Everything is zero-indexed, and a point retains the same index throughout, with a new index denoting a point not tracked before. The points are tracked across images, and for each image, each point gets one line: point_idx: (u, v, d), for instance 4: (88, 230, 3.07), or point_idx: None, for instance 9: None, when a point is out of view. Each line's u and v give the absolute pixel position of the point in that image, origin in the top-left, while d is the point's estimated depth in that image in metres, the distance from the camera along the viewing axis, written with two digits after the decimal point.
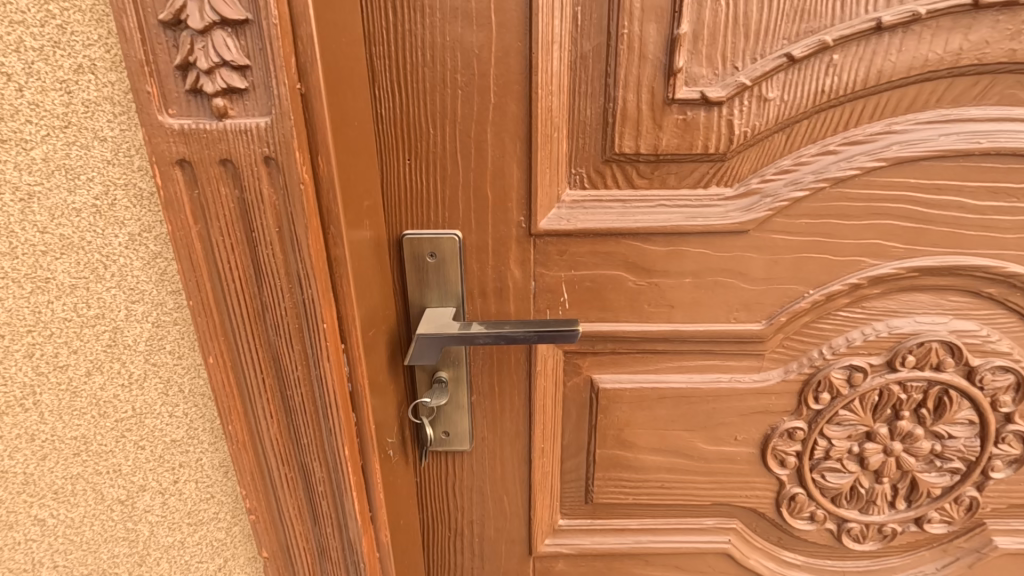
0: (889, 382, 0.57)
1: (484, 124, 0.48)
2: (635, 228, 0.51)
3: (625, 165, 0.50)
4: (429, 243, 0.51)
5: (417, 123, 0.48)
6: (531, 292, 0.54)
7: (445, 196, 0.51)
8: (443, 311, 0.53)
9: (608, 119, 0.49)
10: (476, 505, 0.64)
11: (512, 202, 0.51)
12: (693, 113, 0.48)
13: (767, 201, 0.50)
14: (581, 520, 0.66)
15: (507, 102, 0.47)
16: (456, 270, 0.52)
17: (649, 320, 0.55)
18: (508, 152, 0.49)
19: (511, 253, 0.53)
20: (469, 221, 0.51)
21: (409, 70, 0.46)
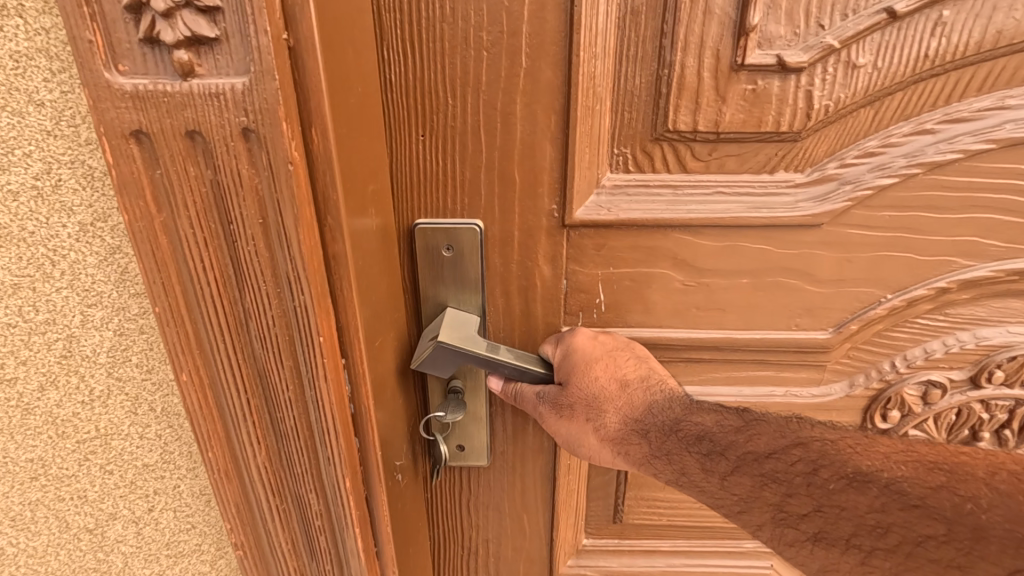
0: (971, 400, 0.49)
1: (513, 92, 0.40)
2: (687, 219, 0.44)
3: (678, 144, 0.43)
4: (444, 234, 0.44)
5: (435, 92, 0.40)
6: (561, 293, 0.47)
7: (464, 179, 0.43)
8: (462, 314, 0.45)
9: (662, 89, 0.41)
10: (492, 522, 0.58)
11: (544, 186, 0.43)
12: (764, 82, 0.40)
13: (847, 189, 0.42)
14: (607, 541, 0.60)
15: (542, 66, 0.39)
16: (475, 264, 0.45)
17: (696, 326, 0.48)
18: (541, 126, 0.41)
19: (540, 247, 0.45)
20: (492, 209, 0.44)
21: (424, 26, 0.38)
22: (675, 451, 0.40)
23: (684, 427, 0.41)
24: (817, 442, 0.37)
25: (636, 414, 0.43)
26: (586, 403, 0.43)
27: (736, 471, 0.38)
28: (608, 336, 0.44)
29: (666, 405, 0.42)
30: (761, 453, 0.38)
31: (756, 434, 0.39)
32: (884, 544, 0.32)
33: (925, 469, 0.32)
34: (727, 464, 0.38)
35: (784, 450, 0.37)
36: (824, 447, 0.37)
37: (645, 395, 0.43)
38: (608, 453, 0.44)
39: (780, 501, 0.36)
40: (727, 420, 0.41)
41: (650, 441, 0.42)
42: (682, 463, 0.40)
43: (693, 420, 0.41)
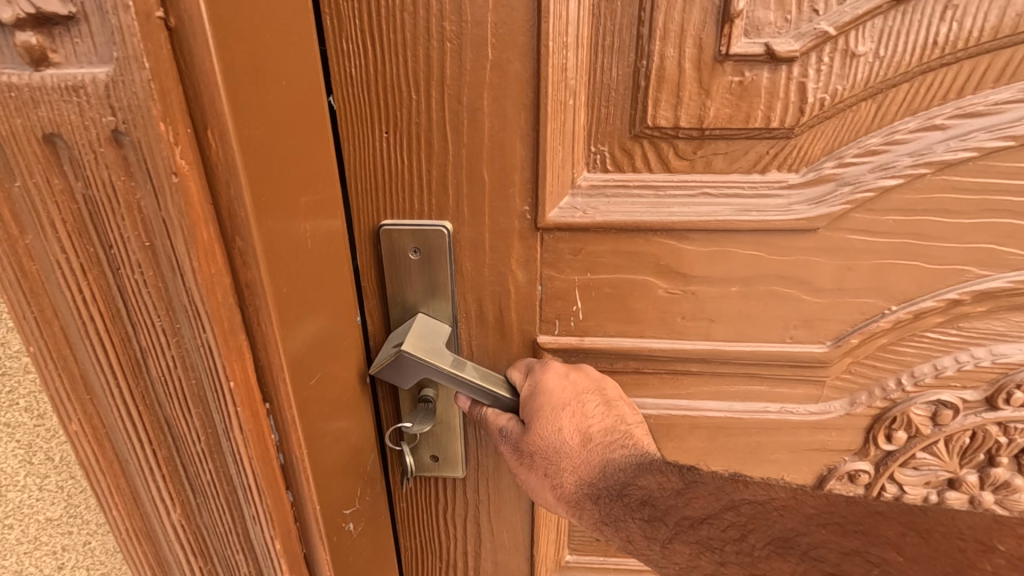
0: (987, 421, 0.45)
1: (478, 87, 0.38)
2: (670, 223, 0.41)
3: (660, 141, 0.39)
4: (412, 236, 0.42)
5: (397, 88, 0.38)
6: (537, 299, 0.44)
7: (429, 180, 0.41)
8: (431, 324, 0.43)
9: (640, 81, 0.38)
10: (471, 536, 0.56)
11: (515, 186, 0.40)
12: (752, 73, 0.36)
13: (845, 191, 0.39)
14: (592, 557, 0.58)
15: (509, 58, 0.37)
16: (444, 269, 0.43)
17: (682, 337, 0.45)
18: (510, 122, 0.38)
19: (513, 250, 0.43)
20: (461, 210, 0.42)
21: (382, 18, 0.36)
22: (620, 517, 0.39)
23: (630, 491, 0.39)
24: (749, 505, 0.36)
25: (592, 476, 0.41)
26: (546, 458, 0.41)
27: (675, 539, 0.37)
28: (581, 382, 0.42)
29: (623, 469, 0.40)
30: (696, 518, 0.37)
31: (693, 497, 0.38)
32: None
33: (840, 532, 0.32)
34: (666, 529, 0.37)
35: (718, 515, 0.36)
36: (755, 511, 0.36)
37: (604, 455, 0.41)
38: (562, 511, 0.42)
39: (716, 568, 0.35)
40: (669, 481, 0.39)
41: (599, 505, 0.40)
42: (627, 529, 0.39)
43: (639, 483, 0.39)
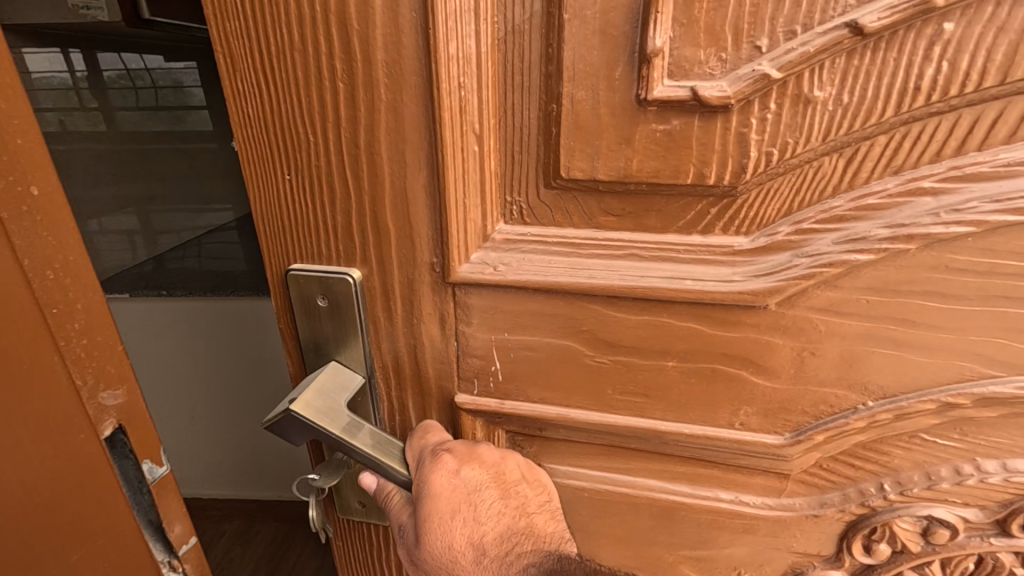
0: (995, 548, 0.36)
1: (375, 131, 0.34)
2: (591, 287, 0.35)
3: (581, 193, 0.34)
4: (318, 283, 0.39)
5: (293, 129, 0.35)
6: (453, 356, 0.40)
7: (333, 226, 0.38)
8: (338, 376, 0.41)
9: (552, 127, 0.32)
10: None
11: (421, 239, 0.37)
12: (682, 120, 0.30)
13: (803, 263, 0.32)
14: None
15: (403, 100, 0.33)
16: (354, 317, 0.40)
17: (613, 410, 0.39)
18: (411, 170, 0.35)
19: (425, 304, 0.39)
20: (368, 259, 0.38)
21: (272, 56, 0.34)
22: None
23: None
24: None
25: None
26: (441, 571, 0.40)
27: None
28: (477, 479, 0.39)
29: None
30: None
31: None
32: None
33: None
34: None
35: None
36: None
37: (501, 564, 0.40)
38: None
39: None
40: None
41: None
42: None
43: None
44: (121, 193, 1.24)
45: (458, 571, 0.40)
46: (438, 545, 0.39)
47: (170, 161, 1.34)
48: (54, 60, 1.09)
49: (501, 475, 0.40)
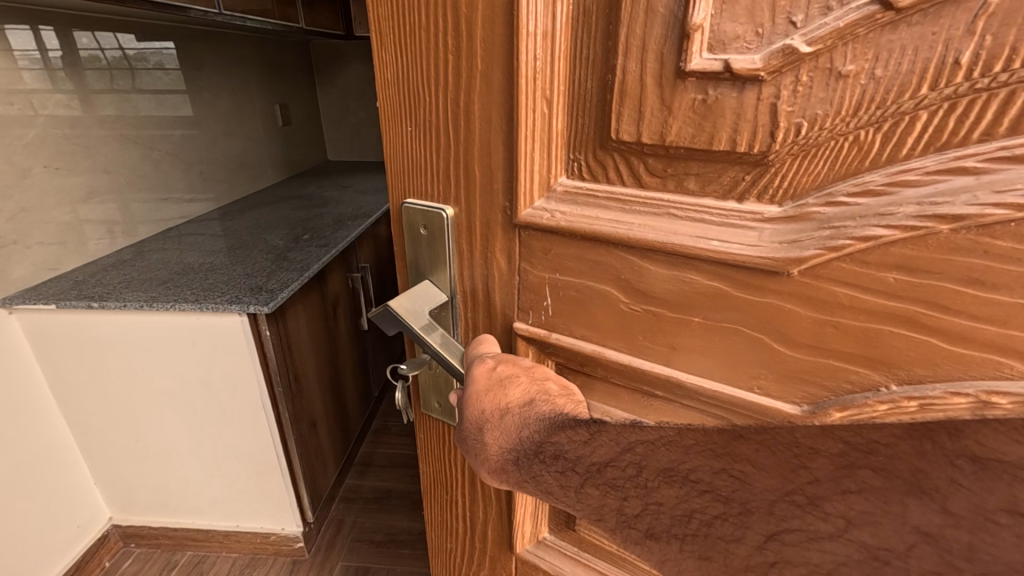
0: None
1: (471, 92, 0.42)
2: (629, 238, 0.39)
3: (630, 156, 0.38)
4: (422, 215, 0.50)
5: (415, 90, 0.45)
6: (516, 288, 0.48)
7: (435, 170, 0.48)
8: (429, 290, 0.51)
9: (607, 94, 0.37)
10: (466, 489, 0.58)
11: (497, 184, 0.44)
12: (717, 92, 0.33)
13: (827, 234, 0.33)
14: (568, 545, 0.55)
15: (492, 68, 0.40)
16: (443, 245, 0.50)
17: (642, 356, 0.43)
18: (493, 125, 0.42)
19: (497, 241, 0.47)
20: (459, 198, 0.47)
21: (405, 32, 0.44)
22: (539, 474, 0.40)
23: (544, 449, 0.40)
24: (643, 447, 0.35)
25: (511, 443, 0.42)
26: (474, 434, 0.44)
27: (586, 484, 0.38)
28: (506, 368, 0.44)
29: (536, 430, 0.41)
30: (601, 463, 0.37)
31: (598, 443, 0.38)
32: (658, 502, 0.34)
33: None
34: (579, 478, 0.38)
35: (618, 458, 0.36)
36: (646, 450, 0.35)
37: (520, 421, 0.42)
38: (491, 479, 0.44)
39: (618, 505, 0.36)
40: (577, 432, 0.39)
41: (521, 469, 0.41)
42: (545, 482, 0.40)
43: (552, 441, 0.40)
44: (26, 195, 1.31)
45: (488, 438, 0.43)
46: (473, 417, 0.43)
47: (121, 146, 1.60)
48: (27, 38, 1.32)
49: (536, 364, 0.45)
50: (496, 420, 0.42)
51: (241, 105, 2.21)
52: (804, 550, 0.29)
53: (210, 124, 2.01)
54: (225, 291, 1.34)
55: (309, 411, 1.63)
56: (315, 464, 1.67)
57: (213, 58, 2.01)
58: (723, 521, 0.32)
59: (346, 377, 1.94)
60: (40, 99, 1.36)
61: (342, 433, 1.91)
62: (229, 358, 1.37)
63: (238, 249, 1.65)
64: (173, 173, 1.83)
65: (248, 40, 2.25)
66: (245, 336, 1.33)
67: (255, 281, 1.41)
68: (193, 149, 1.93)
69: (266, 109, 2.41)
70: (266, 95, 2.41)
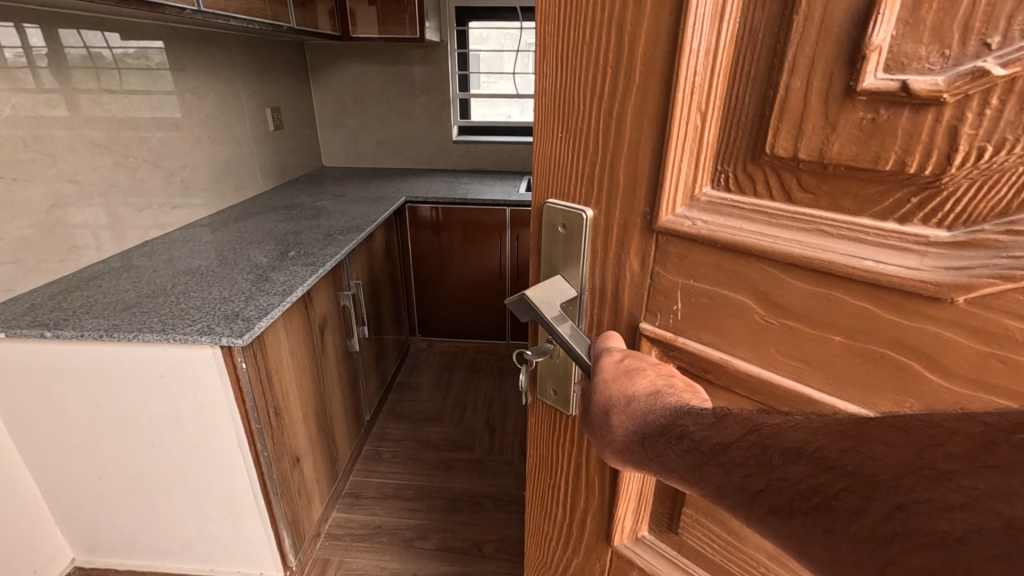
0: None
1: (626, 103, 0.45)
2: (771, 249, 0.40)
3: (783, 171, 0.39)
4: (562, 215, 0.53)
5: (570, 99, 0.49)
6: (646, 289, 0.49)
7: (579, 174, 0.51)
8: (562, 283, 0.55)
9: (765, 110, 0.38)
10: (570, 475, 0.61)
11: (640, 191, 0.46)
12: (889, 112, 0.33)
13: (1003, 263, 0.30)
14: (666, 547, 0.55)
15: (650, 82, 0.42)
16: (579, 244, 0.53)
17: (772, 368, 0.43)
18: (642, 136, 0.44)
19: (633, 244, 0.49)
20: (599, 202, 0.50)
21: (569, 45, 0.47)
22: (664, 451, 0.41)
23: (670, 429, 0.41)
24: (771, 427, 0.35)
25: (636, 425, 0.44)
26: (601, 416, 0.47)
27: (709, 462, 0.37)
28: (635, 360, 0.48)
29: (661, 414, 0.43)
30: (723, 443, 0.37)
31: (725, 425, 0.38)
32: (788, 483, 0.32)
33: None
34: (702, 457, 0.38)
35: (742, 437, 0.36)
36: (775, 431, 0.34)
37: (647, 405, 0.44)
38: (616, 458, 0.47)
39: (743, 484, 0.35)
40: (704, 416, 0.40)
41: (645, 448, 0.43)
42: (668, 459, 0.40)
43: (678, 423, 0.41)
44: None
45: (613, 421, 0.46)
46: (603, 401, 0.47)
47: (92, 153, 1.65)
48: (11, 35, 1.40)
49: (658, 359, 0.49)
50: (623, 406, 0.45)
51: (228, 105, 2.33)
52: (937, 520, 0.26)
53: (195, 128, 2.12)
54: (196, 321, 1.34)
55: (292, 447, 1.64)
56: (295, 500, 1.68)
57: (201, 59, 2.14)
58: (851, 495, 0.29)
59: (332, 405, 1.96)
60: (18, 97, 1.42)
61: (326, 463, 1.92)
62: (200, 391, 1.39)
63: (203, 267, 1.68)
64: (155, 179, 1.91)
65: (235, 41, 2.38)
66: (219, 368, 1.34)
67: (230, 308, 1.41)
68: (176, 153, 2.02)
69: (255, 112, 2.55)
70: (256, 99, 2.56)
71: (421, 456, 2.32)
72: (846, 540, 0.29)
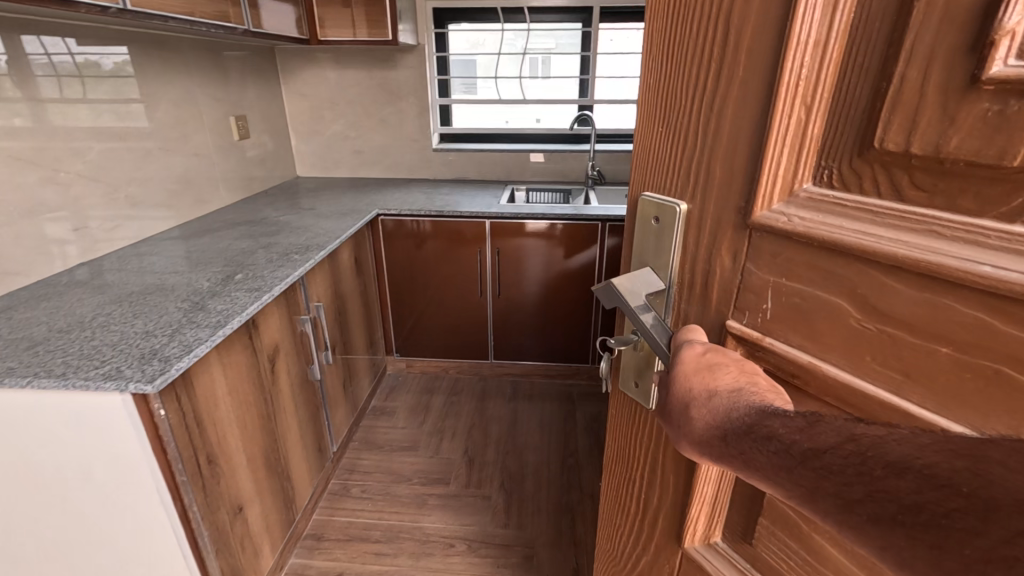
0: None
1: (727, 96, 0.43)
2: (872, 249, 0.37)
3: (893, 167, 0.36)
4: (656, 208, 0.53)
5: (671, 93, 0.48)
6: (735, 287, 0.48)
7: (675, 167, 0.50)
8: (650, 275, 0.54)
9: (876, 102, 0.36)
10: (644, 471, 0.59)
11: (737, 186, 0.45)
12: (1018, 103, 0.30)
13: None
14: (738, 558, 0.52)
15: (754, 74, 0.41)
16: (671, 239, 0.52)
17: (869, 377, 0.40)
18: (742, 130, 0.43)
19: (725, 240, 0.47)
20: (694, 195, 0.49)
21: (673, 38, 0.47)
22: (748, 449, 0.39)
23: (755, 429, 0.39)
24: (870, 438, 0.33)
25: (717, 419, 0.42)
26: (680, 409, 0.45)
27: (801, 466, 0.35)
28: (718, 356, 0.47)
29: (743, 409, 0.41)
30: (816, 448, 0.34)
31: (817, 432, 0.35)
32: (893, 492, 0.30)
33: None
34: (792, 457, 0.35)
35: (837, 447, 0.34)
36: (876, 443, 0.32)
37: (729, 401, 0.42)
38: (693, 448, 0.44)
39: (838, 491, 0.33)
40: (793, 421, 0.37)
41: (727, 442, 0.41)
42: (752, 455, 0.38)
43: (765, 423, 0.39)
44: None
45: (692, 415, 0.44)
46: (683, 395, 0.46)
47: (17, 168, 1.63)
48: None
49: (743, 358, 0.47)
50: (704, 399, 0.44)
51: (186, 113, 2.34)
52: None
53: (144, 140, 2.12)
54: (104, 365, 1.25)
55: (231, 497, 1.55)
56: (237, 553, 1.59)
57: (151, 67, 2.14)
58: (967, 513, 0.27)
59: (288, 438, 1.91)
60: None
61: (280, 506, 1.86)
62: (110, 441, 1.27)
63: (124, 295, 1.64)
64: (93, 195, 1.90)
65: (193, 47, 2.37)
66: (131, 419, 1.23)
67: (149, 346, 1.34)
68: (120, 167, 2.01)
69: (218, 121, 2.55)
70: (219, 108, 2.56)
71: (393, 490, 2.31)
72: (957, 558, 0.27)
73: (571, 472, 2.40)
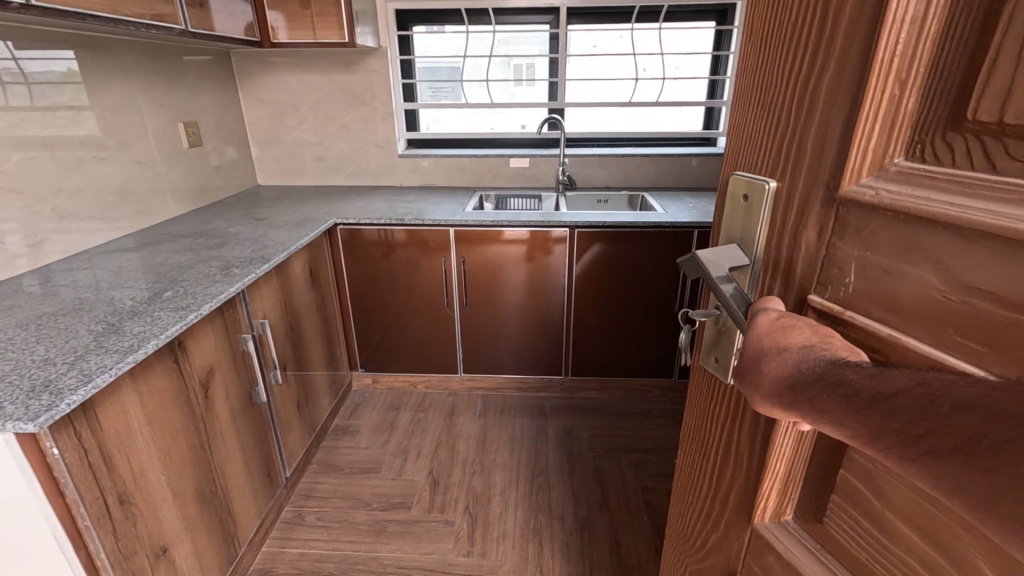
0: None
1: (823, 75, 0.45)
2: (951, 213, 0.38)
3: (988, 137, 0.36)
4: (747, 185, 0.56)
5: (770, 75, 0.51)
6: (819, 263, 0.49)
7: (769, 146, 0.53)
8: (736, 251, 0.57)
9: (972, 73, 0.37)
10: (722, 446, 0.62)
11: (826, 165, 0.46)
12: None
13: None
14: (807, 536, 0.52)
15: (849, 52, 0.42)
16: (760, 216, 0.55)
17: (953, 352, 0.39)
18: (834, 109, 0.45)
19: (811, 217, 0.49)
20: (787, 173, 0.51)
21: (777, 21, 0.50)
22: (814, 395, 0.38)
23: (826, 377, 0.38)
24: (942, 381, 0.32)
25: (784, 372, 0.42)
26: (749, 365, 0.45)
27: (868, 407, 0.34)
28: (790, 319, 0.46)
29: (813, 363, 0.40)
30: (884, 391, 0.34)
31: (890, 376, 0.35)
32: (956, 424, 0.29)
33: None
34: (860, 399, 0.35)
35: (905, 388, 0.33)
36: (948, 386, 0.31)
37: (799, 355, 0.42)
38: (762, 402, 0.44)
39: (901, 427, 0.32)
40: (866, 371, 0.36)
41: (795, 391, 0.40)
42: (820, 402, 0.38)
43: (838, 372, 0.38)
44: None
45: (760, 371, 0.44)
46: (753, 353, 0.45)
47: None
48: None
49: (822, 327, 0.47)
50: (776, 355, 0.43)
51: (126, 119, 2.17)
52: None
53: (74, 149, 1.95)
54: None
55: (155, 537, 1.41)
56: None
57: (81, 70, 1.97)
58: None
59: (228, 468, 1.77)
60: None
61: (218, 542, 1.72)
62: None
63: (33, 316, 1.49)
64: (12, 206, 1.73)
65: (131, 49, 2.20)
66: (17, 460, 1.09)
67: (42, 377, 1.19)
68: (44, 177, 1.84)
69: (164, 128, 2.39)
70: (166, 113, 2.40)
71: (348, 516, 2.20)
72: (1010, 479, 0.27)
73: (539, 490, 2.35)
